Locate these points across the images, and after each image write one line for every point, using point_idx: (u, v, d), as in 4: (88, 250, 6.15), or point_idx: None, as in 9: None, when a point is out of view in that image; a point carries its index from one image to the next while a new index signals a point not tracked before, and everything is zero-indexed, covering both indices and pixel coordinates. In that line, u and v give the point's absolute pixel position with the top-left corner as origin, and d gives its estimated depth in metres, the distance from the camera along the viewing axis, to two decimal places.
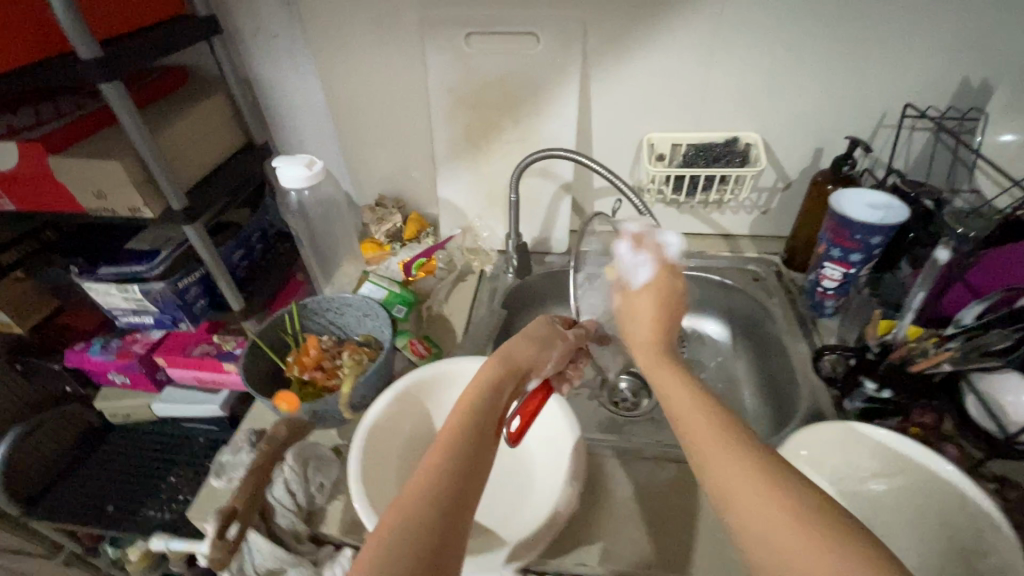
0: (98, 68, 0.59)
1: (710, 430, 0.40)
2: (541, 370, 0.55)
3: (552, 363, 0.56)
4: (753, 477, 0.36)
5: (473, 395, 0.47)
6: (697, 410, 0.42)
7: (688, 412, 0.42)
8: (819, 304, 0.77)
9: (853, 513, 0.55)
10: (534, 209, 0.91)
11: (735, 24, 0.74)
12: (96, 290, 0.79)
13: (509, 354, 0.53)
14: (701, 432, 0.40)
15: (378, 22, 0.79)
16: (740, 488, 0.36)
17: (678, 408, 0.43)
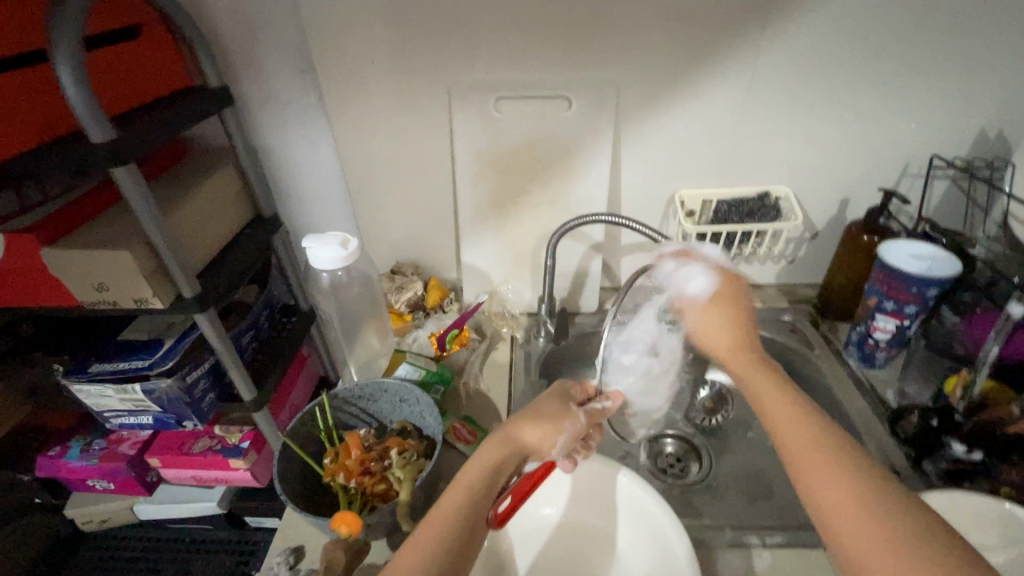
0: (113, 153, 0.53)
1: (815, 449, 0.44)
2: (542, 454, 0.52)
3: (556, 449, 0.52)
4: (859, 502, 0.40)
5: (476, 476, 0.48)
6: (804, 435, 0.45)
7: (795, 436, 0.46)
8: (870, 356, 0.76)
9: None
10: (565, 270, 0.88)
11: (765, 83, 0.75)
12: (87, 391, 0.70)
13: (514, 432, 0.51)
14: (806, 450, 0.45)
15: (403, 88, 0.76)
16: (845, 512, 0.40)
17: (784, 428, 0.47)
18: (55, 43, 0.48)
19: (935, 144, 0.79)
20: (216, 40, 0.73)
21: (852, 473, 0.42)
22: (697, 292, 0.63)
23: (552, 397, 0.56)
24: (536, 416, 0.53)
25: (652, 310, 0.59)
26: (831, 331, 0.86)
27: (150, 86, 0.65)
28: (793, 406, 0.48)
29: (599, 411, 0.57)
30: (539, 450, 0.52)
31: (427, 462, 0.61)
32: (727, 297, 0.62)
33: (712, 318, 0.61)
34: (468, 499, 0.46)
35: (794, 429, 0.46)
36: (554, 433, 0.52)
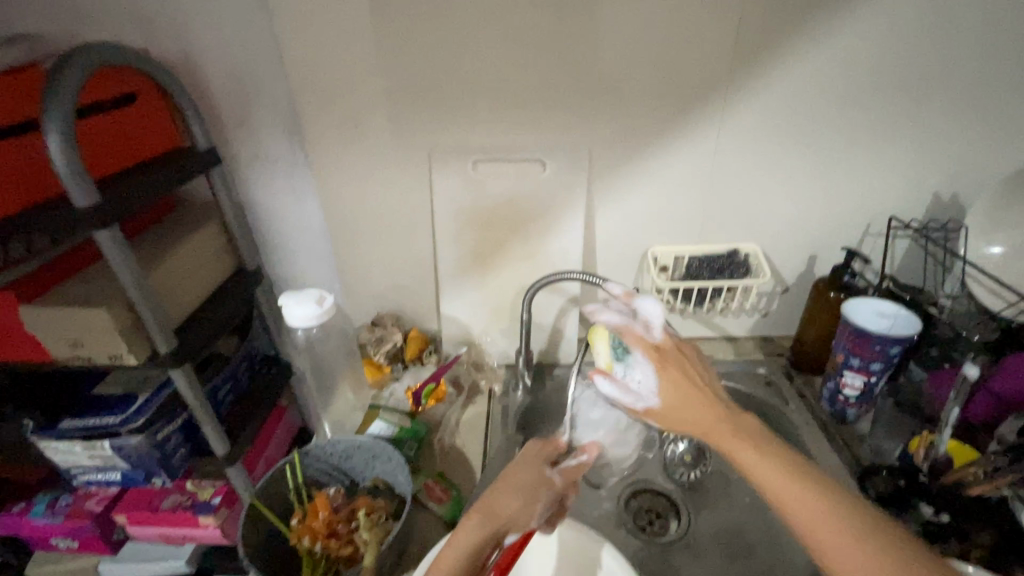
0: (96, 216, 0.55)
1: (781, 476, 0.45)
2: (522, 527, 0.52)
3: (534, 521, 0.52)
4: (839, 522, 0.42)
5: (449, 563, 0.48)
6: (779, 476, 0.45)
7: (771, 478, 0.46)
8: (842, 412, 0.77)
9: None
10: (543, 323, 0.89)
11: (730, 148, 0.79)
12: (55, 448, 0.69)
13: (492, 505, 0.51)
14: (773, 479, 0.46)
15: (386, 150, 0.79)
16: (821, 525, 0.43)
17: (748, 462, 0.47)
18: (48, 115, 0.50)
19: (893, 206, 0.83)
20: (209, 105, 0.77)
21: (827, 502, 0.43)
22: (641, 382, 0.56)
23: (529, 458, 0.56)
24: (513, 481, 0.53)
25: (637, 335, 0.58)
26: (805, 384, 0.87)
27: (141, 150, 0.68)
28: (763, 452, 0.47)
29: (574, 468, 0.57)
30: (518, 522, 0.51)
31: (396, 523, 0.60)
32: (676, 377, 0.54)
33: (664, 393, 0.54)
34: None
35: (772, 474, 0.46)
36: (531, 496, 0.52)
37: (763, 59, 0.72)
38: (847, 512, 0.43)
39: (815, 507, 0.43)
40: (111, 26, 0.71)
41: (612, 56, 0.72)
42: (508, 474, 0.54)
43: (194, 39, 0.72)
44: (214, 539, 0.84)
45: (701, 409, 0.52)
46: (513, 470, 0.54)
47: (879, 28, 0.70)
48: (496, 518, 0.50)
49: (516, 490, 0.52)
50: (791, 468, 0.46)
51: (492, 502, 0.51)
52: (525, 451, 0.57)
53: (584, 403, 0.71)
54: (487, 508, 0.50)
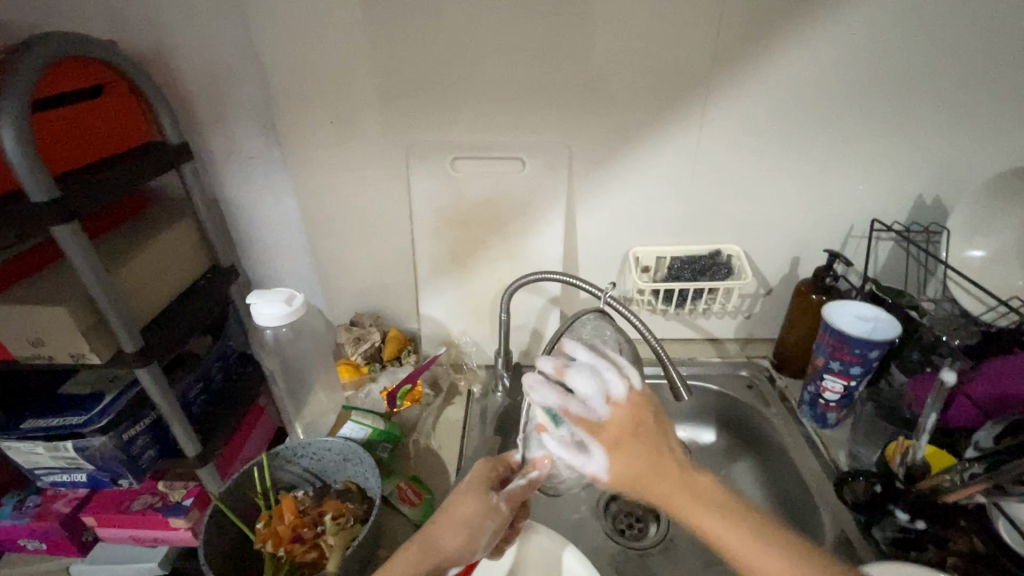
0: (53, 212, 0.53)
1: (744, 539, 0.44)
2: (469, 558, 0.51)
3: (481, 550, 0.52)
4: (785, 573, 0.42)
5: None
6: (743, 539, 0.44)
7: (735, 541, 0.44)
8: (822, 416, 0.76)
9: None
10: (523, 324, 0.88)
11: (713, 148, 0.78)
12: (17, 449, 0.67)
13: (439, 540, 0.50)
14: (737, 543, 0.44)
15: (363, 147, 0.78)
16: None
17: (711, 526, 0.45)
18: (0, 106, 0.49)
19: (876, 208, 0.82)
20: (181, 99, 0.75)
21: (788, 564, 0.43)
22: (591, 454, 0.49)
23: (475, 484, 0.54)
24: (455, 516, 0.51)
25: (580, 411, 0.48)
26: (786, 387, 0.86)
27: (107, 144, 0.66)
28: (724, 516, 0.45)
29: (522, 488, 0.54)
30: (465, 555, 0.50)
31: (363, 528, 0.59)
32: (626, 437, 0.48)
33: (614, 468, 0.48)
34: None
35: (727, 530, 0.45)
36: (479, 523, 0.51)
37: (745, 59, 0.71)
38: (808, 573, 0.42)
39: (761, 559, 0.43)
40: (79, 17, 0.69)
41: (593, 53, 0.71)
42: (454, 503, 0.52)
43: (165, 31, 0.70)
44: (187, 541, 0.82)
45: (656, 477, 0.47)
46: (453, 503, 0.52)
47: (863, 28, 0.69)
48: (435, 555, 0.49)
49: (460, 523, 0.51)
50: (753, 529, 0.45)
51: (433, 541, 0.50)
52: (474, 473, 0.55)
53: (534, 425, 0.61)
54: (426, 548, 0.49)
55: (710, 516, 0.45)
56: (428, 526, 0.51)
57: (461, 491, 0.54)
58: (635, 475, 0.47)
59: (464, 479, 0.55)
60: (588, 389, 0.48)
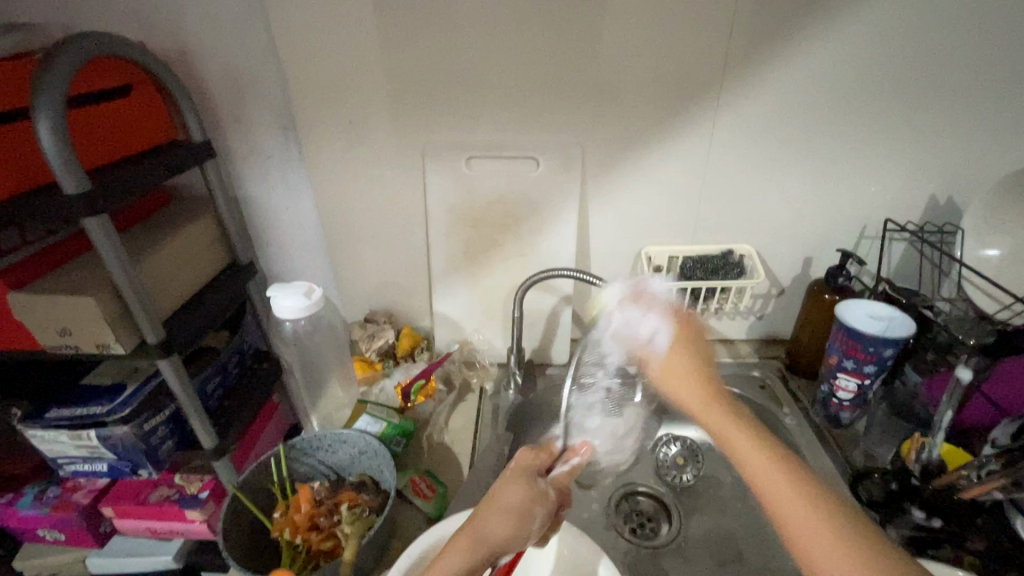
0: (86, 204, 0.55)
1: (795, 494, 0.44)
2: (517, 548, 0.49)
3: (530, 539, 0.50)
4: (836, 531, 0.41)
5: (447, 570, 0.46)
6: (791, 489, 0.44)
7: (782, 488, 0.45)
8: (835, 415, 0.76)
9: None
10: (535, 322, 0.89)
11: (725, 148, 0.79)
12: (41, 437, 0.69)
13: (484, 532, 0.49)
14: (788, 497, 0.44)
15: (380, 145, 0.79)
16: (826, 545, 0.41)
17: (760, 470, 0.47)
18: (38, 101, 0.51)
19: (888, 208, 0.82)
20: (204, 99, 0.77)
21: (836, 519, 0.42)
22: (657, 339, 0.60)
23: (516, 476, 0.54)
24: (505, 499, 0.51)
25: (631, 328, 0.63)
26: (799, 388, 0.86)
27: (135, 140, 0.68)
28: (776, 462, 0.47)
29: (563, 476, 0.59)
30: (514, 541, 0.49)
31: (378, 517, 0.59)
32: (685, 339, 0.60)
33: (674, 357, 0.58)
34: None
35: (774, 478, 0.46)
36: (525, 510, 0.51)
37: (757, 60, 0.72)
38: (847, 526, 0.42)
39: (804, 505, 0.44)
40: (110, 19, 0.71)
41: (606, 54, 0.72)
42: (499, 491, 0.53)
43: (190, 32, 0.72)
44: (201, 534, 0.83)
45: (696, 386, 0.55)
46: (501, 489, 0.53)
47: (874, 29, 0.70)
48: (488, 542, 0.48)
49: (509, 507, 0.50)
50: (804, 485, 0.45)
51: (490, 516, 0.49)
52: (517, 466, 0.56)
53: (579, 410, 0.70)
54: (481, 526, 0.49)
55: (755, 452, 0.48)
56: (476, 512, 0.50)
57: (505, 480, 0.54)
58: (684, 372, 0.57)
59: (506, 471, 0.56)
60: (657, 289, 0.68)
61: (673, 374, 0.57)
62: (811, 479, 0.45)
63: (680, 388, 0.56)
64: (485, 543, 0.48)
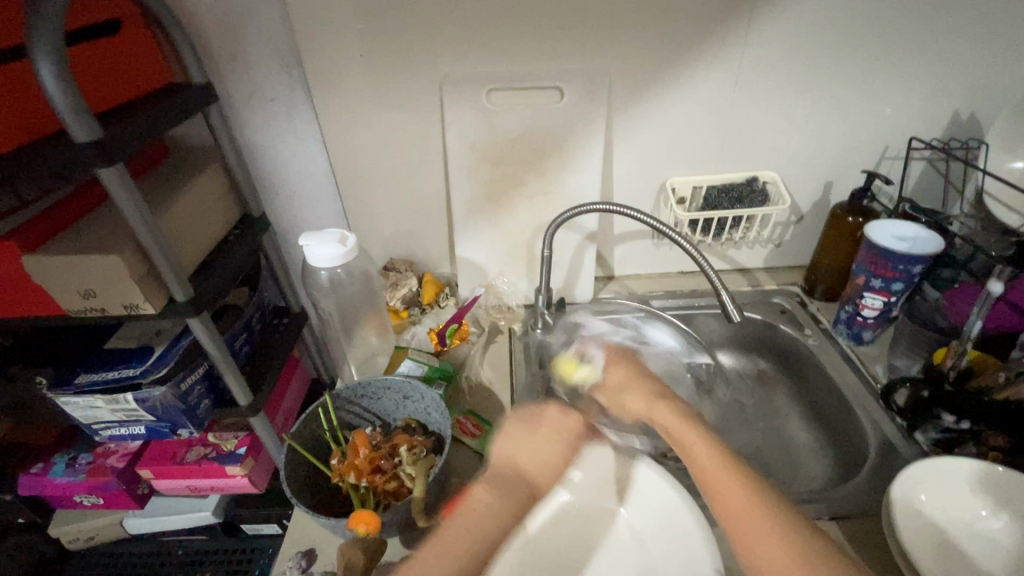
0: (100, 152, 0.51)
1: (749, 511, 0.43)
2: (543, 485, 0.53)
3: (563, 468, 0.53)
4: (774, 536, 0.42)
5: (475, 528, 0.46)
6: (729, 477, 0.45)
7: (713, 470, 0.46)
8: (859, 333, 0.79)
9: (982, 561, 0.53)
10: (559, 261, 0.88)
11: (755, 69, 0.76)
12: (75, 404, 0.67)
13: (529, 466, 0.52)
14: (741, 514, 0.43)
15: (395, 81, 0.74)
16: (757, 533, 0.42)
17: (716, 483, 0.45)
18: (33, 40, 0.45)
19: (913, 127, 0.82)
20: (198, 37, 0.70)
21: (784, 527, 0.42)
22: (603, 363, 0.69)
23: (548, 436, 0.53)
24: (529, 449, 0.52)
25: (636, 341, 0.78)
26: (819, 310, 0.89)
27: (131, 84, 0.63)
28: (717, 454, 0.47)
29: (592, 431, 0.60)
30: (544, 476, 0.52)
31: (438, 457, 0.61)
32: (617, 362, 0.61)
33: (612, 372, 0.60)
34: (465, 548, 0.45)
35: (713, 466, 0.46)
36: (553, 466, 0.52)
37: None
38: (764, 488, 0.44)
39: (748, 502, 0.44)
40: None
41: None
42: (518, 446, 0.53)
43: None
44: (243, 488, 0.84)
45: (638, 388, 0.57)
46: (518, 441, 0.53)
47: None
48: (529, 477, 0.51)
49: (535, 451, 0.52)
50: (746, 478, 0.45)
51: (509, 474, 0.51)
52: (544, 413, 0.55)
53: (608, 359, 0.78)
54: (506, 488, 0.49)
55: (705, 447, 0.48)
56: (519, 444, 0.53)
57: (510, 435, 0.53)
58: (623, 387, 0.58)
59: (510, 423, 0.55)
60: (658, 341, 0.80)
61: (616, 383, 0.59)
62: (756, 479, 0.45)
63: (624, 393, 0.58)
64: (513, 508, 0.48)
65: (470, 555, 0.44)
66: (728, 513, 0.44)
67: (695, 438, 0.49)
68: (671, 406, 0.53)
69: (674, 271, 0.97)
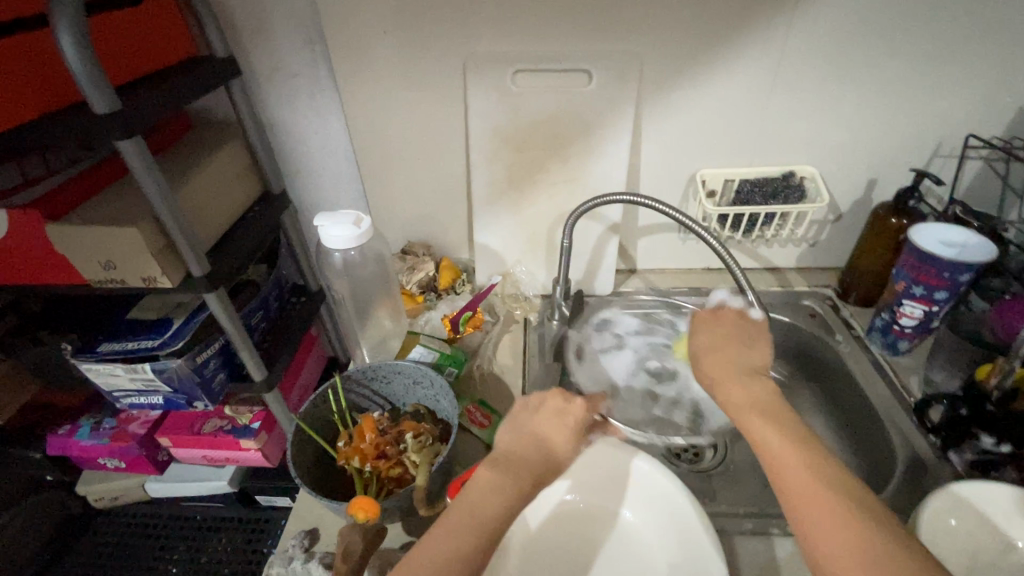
0: (118, 124, 0.50)
1: (832, 513, 0.40)
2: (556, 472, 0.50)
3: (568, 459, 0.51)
4: (859, 530, 0.39)
5: (479, 505, 0.45)
6: (812, 474, 0.42)
7: (793, 463, 0.43)
8: (894, 342, 0.75)
9: None
10: (580, 252, 0.86)
11: (800, 57, 0.71)
12: (96, 371, 0.68)
13: (532, 451, 0.49)
14: (822, 514, 0.40)
15: (418, 59, 0.72)
16: (840, 536, 0.39)
17: (795, 478, 0.43)
18: (53, 6, 0.44)
19: (971, 123, 0.76)
20: (223, 9, 0.69)
21: (875, 536, 0.39)
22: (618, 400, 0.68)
23: (549, 418, 0.51)
24: (534, 434, 0.50)
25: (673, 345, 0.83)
26: (852, 315, 0.84)
27: (154, 55, 0.62)
28: (802, 450, 0.44)
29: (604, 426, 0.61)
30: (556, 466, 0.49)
31: (444, 446, 0.60)
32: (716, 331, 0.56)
33: (702, 341, 0.55)
34: (465, 527, 0.43)
35: (793, 460, 0.44)
36: (560, 452, 0.50)
37: None
38: (857, 494, 0.41)
39: (830, 503, 0.41)
40: None
41: None
42: (523, 431, 0.50)
43: None
44: (256, 461, 0.86)
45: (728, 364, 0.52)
46: (523, 427, 0.51)
47: None
48: (530, 463, 0.48)
49: (545, 436, 0.50)
50: (835, 479, 0.42)
51: (511, 459, 0.48)
52: (545, 400, 0.52)
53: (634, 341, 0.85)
54: (508, 468, 0.47)
55: (782, 439, 0.45)
56: (525, 425, 0.51)
57: (512, 421, 0.52)
58: (722, 356, 0.53)
59: (512, 410, 0.53)
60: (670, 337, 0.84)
61: (705, 356, 0.54)
62: (846, 482, 0.42)
63: (714, 368, 0.53)
64: (516, 484, 0.46)
65: (474, 533, 0.43)
66: (804, 501, 0.42)
67: (773, 428, 0.46)
68: (761, 391, 0.49)
69: (699, 266, 0.93)
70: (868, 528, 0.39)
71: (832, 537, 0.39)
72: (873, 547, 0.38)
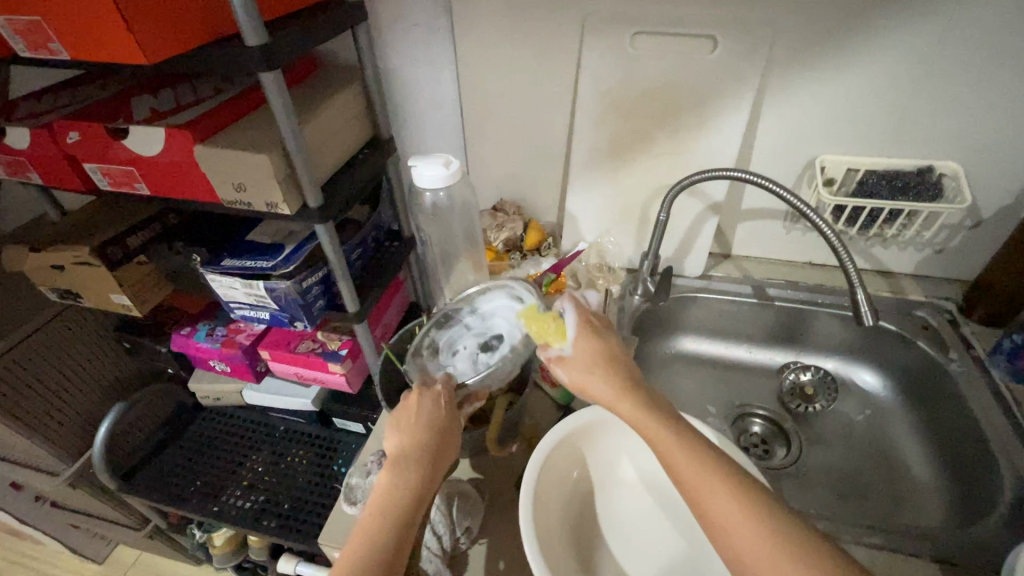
0: (264, 56, 0.55)
1: (731, 513, 0.41)
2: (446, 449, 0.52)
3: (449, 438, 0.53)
4: (758, 528, 0.40)
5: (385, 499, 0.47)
6: (712, 476, 0.43)
7: (695, 471, 0.44)
8: (1022, 369, 0.68)
9: None
10: (673, 229, 0.83)
11: (964, 36, 0.63)
12: (219, 282, 0.77)
13: (412, 436, 0.51)
14: (725, 516, 0.41)
15: (536, 14, 0.71)
16: (747, 537, 0.40)
17: (700, 485, 0.43)
18: None
19: None
20: None
21: (773, 529, 0.40)
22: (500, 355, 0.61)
23: (424, 407, 0.53)
24: (412, 425, 0.52)
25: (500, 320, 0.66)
26: (974, 334, 0.76)
27: None
28: (700, 456, 0.44)
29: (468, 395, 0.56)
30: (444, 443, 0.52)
31: (519, 396, 0.63)
32: (588, 330, 0.56)
33: (579, 347, 0.54)
34: (385, 518, 0.46)
35: (695, 468, 0.44)
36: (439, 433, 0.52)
37: None
38: (754, 491, 0.42)
39: (730, 505, 0.41)
40: None
41: None
42: (405, 420, 0.52)
43: None
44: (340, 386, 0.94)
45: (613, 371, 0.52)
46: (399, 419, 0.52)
47: None
48: (415, 449, 0.50)
49: (420, 424, 0.52)
50: (733, 481, 0.43)
51: (410, 451, 0.50)
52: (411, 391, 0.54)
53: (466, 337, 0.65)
54: (406, 458, 0.49)
55: (680, 447, 0.45)
56: (399, 416, 0.52)
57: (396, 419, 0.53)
58: (589, 363, 0.53)
59: (385, 413, 0.53)
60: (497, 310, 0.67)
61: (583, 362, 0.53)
62: (742, 478, 0.43)
63: (593, 382, 0.52)
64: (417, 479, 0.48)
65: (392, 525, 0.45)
66: (708, 506, 0.42)
67: (672, 440, 0.46)
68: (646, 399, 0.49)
69: (800, 260, 0.87)
70: (766, 521, 0.41)
71: (737, 538, 0.40)
72: (772, 539, 0.40)
